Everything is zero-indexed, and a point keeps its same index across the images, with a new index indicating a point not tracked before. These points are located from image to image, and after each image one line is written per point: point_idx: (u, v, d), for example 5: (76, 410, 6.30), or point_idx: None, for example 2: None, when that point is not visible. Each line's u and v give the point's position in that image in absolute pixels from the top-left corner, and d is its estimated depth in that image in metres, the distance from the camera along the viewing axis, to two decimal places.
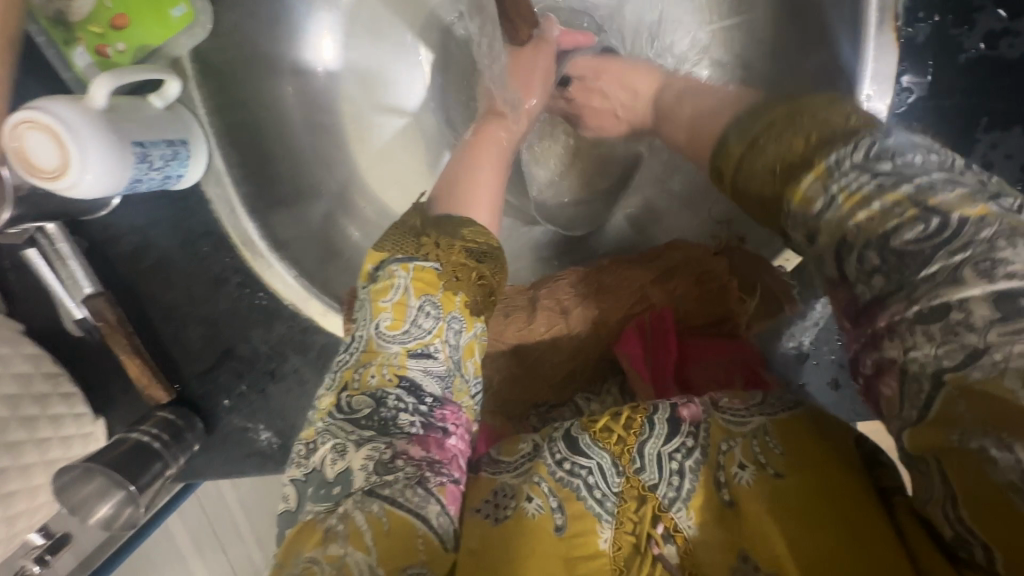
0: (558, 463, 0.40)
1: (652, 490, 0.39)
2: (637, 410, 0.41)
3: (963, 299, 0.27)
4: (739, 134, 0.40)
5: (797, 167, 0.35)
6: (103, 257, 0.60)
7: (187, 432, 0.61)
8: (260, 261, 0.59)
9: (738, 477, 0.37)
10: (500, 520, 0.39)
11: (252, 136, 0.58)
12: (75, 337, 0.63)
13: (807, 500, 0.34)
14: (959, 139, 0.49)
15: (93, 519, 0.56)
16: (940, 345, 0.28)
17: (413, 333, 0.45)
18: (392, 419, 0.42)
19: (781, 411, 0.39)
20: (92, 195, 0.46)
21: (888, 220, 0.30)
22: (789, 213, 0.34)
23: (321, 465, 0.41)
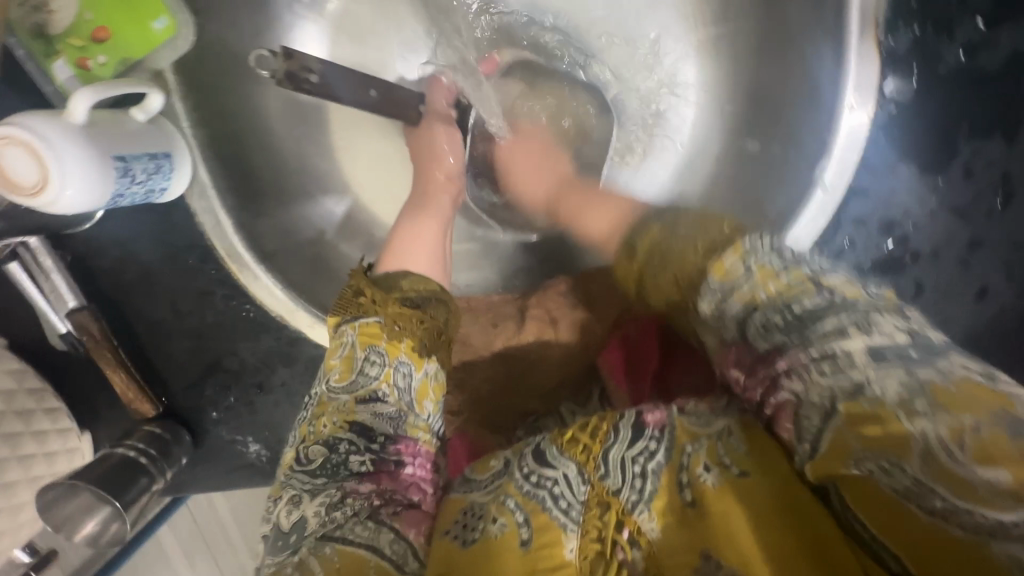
0: (526, 477, 0.40)
1: (614, 496, 0.39)
2: (604, 419, 0.41)
3: (846, 348, 0.34)
4: (641, 236, 0.52)
5: (697, 266, 0.44)
6: (86, 271, 0.59)
7: (175, 445, 0.61)
8: (247, 272, 0.58)
9: (703, 477, 0.36)
10: (468, 542, 0.39)
11: (239, 147, 0.58)
12: (60, 351, 0.62)
13: (763, 499, 0.34)
14: (940, 148, 0.50)
15: (79, 536, 0.56)
16: (834, 378, 0.33)
17: (360, 382, 0.47)
18: (345, 461, 0.45)
19: (748, 410, 0.39)
20: (73, 211, 0.45)
21: (791, 292, 0.38)
22: (710, 285, 0.42)
23: (279, 518, 0.43)
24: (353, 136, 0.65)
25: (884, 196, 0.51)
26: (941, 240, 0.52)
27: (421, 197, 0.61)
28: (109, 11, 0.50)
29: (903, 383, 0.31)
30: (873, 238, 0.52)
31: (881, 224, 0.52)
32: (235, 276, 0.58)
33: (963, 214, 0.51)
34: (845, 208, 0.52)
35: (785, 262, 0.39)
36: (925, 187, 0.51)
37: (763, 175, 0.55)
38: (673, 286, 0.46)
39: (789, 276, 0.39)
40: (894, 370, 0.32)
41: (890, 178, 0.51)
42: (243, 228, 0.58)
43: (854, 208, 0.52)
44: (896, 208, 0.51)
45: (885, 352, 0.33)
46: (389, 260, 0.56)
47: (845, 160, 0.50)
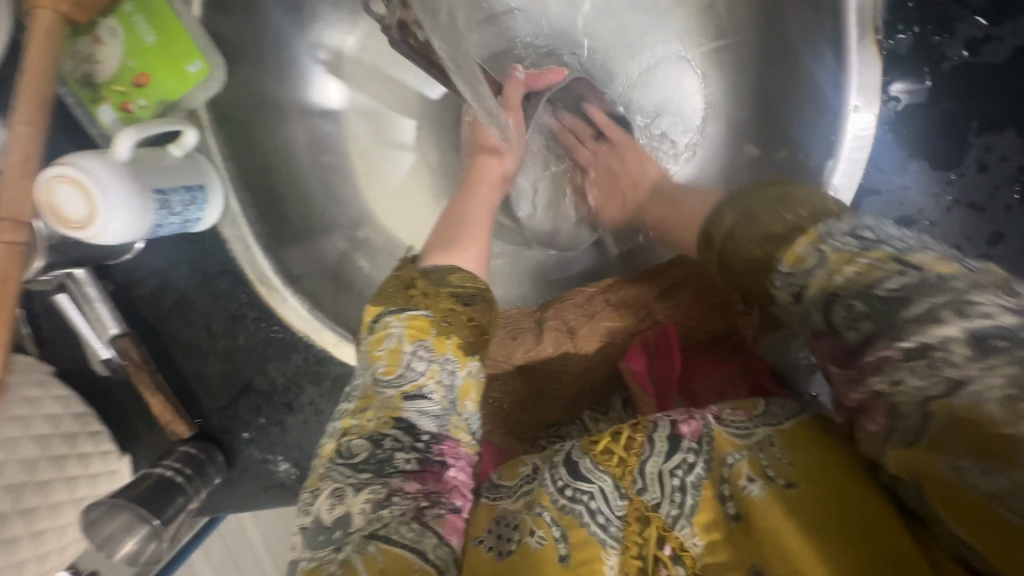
0: (561, 490, 0.41)
1: (656, 510, 0.39)
2: (638, 430, 0.42)
3: (943, 336, 0.29)
4: (716, 228, 0.45)
5: (772, 252, 0.38)
6: (127, 300, 0.63)
7: (208, 464, 0.64)
8: (275, 294, 0.61)
9: (746, 489, 0.36)
10: (505, 553, 0.40)
11: (266, 177, 0.61)
12: (103, 376, 0.65)
13: (819, 510, 0.34)
14: (951, 144, 0.50)
15: (119, 555, 0.57)
16: (925, 377, 0.30)
17: (407, 377, 0.47)
18: (389, 458, 0.44)
19: (788, 420, 0.39)
20: (115, 241, 0.48)
21: (871, 274, 0.33)
22: (783, 273, 0.37)
23: (318, 512, 0.42)
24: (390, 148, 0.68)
25: (897, 195, 0.51)
26: (961, 236, 0.51)
27: (467, 197, 0.61)
28: (147, 59, 0.53)
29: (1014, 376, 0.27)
30: None
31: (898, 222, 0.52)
32: (264, 299, 0.61)
33: (980, 210, 0.51)
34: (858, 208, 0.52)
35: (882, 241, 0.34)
36: (937, 183, 0.51)
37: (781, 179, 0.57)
38: (757, 250, 0.40)
39: (872, 257, 0.34)
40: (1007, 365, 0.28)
41: (901, 177, 0.51)
42: (271, 252, 0.60)
43: (866, 207, 0.52)
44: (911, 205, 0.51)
45: (997, 338, 0.29)
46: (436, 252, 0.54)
47: (854, 162, 0.50)
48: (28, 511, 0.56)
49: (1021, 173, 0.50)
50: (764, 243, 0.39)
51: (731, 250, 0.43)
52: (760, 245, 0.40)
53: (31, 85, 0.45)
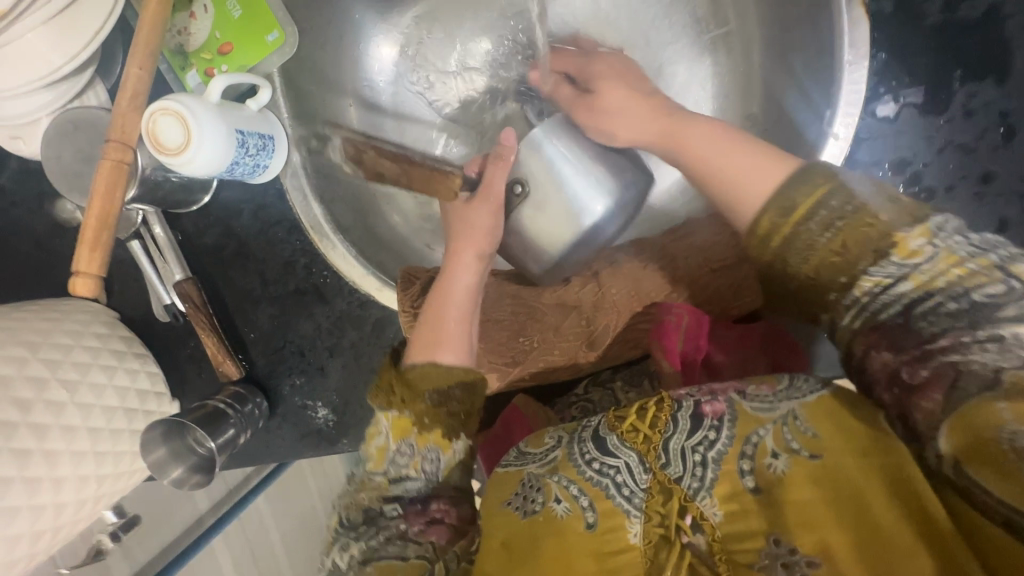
0: (588, 462, 0.48)
1: (677, 482, 0.45)
2: (662, 409, 0.47)
3: (1015, 332, 0.36)
4: (792, 205, 0.45)
5: (860, 256, 0.42)
6: (192, 251, 0.69)
7: (255, 406, 0.68)
8: (326, 241, 0.66)
9: (772, 466, 0.43)
10: (528, 513, 0.48)
11: (323, 139, 0.69)
12: (161, 323, 0.71)
13: (835, 481, 0.40)
14: (938, 91, 0.56)
15: (166, 479, 0.62)
16: (996, 357, 0.36)
17: (392, 466, 0.54)
18: (380, 513, 0.52)
19: (810, 394, 0.44)
20: (201, 169, 0.54)
21: (969, 279, 0.38)
22: (889, 263, 0.41)
23: (333, 564, 0.50)
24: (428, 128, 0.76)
25: (892, 139, 0.57)
26: (954, 175, 0.57)
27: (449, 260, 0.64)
28: (232, 30, 0.62)
29: None
30: (888, 179, 0.58)
31: (895, 164, 0.58)
32: (316, 246, 0.67)
33: (970, 150, 0.56)
34: (859, 152, 0.58)
35: (975, 249, 0.39)
36: (929, 127, 0.56)
37: (784, 140, 0.63)
38: (827, 261, 0.43)
39: (975, 264, 0.39)
40: None
41: (895, 123, 0.57)
42: (324, 203, 0.67)
43: (864, 151, 0.58)
44: (905, 148, 0.57)
45: None
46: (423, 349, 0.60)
47: (850, 111, 0.57)
48: (93, 432, 0.60)
49: (1005, 116, 0.55)
50: (835, 249, 0.43)
51: (797, 236, 0.45)
52: (828, 251, 0.43)
53: (145, 34, 0.53)
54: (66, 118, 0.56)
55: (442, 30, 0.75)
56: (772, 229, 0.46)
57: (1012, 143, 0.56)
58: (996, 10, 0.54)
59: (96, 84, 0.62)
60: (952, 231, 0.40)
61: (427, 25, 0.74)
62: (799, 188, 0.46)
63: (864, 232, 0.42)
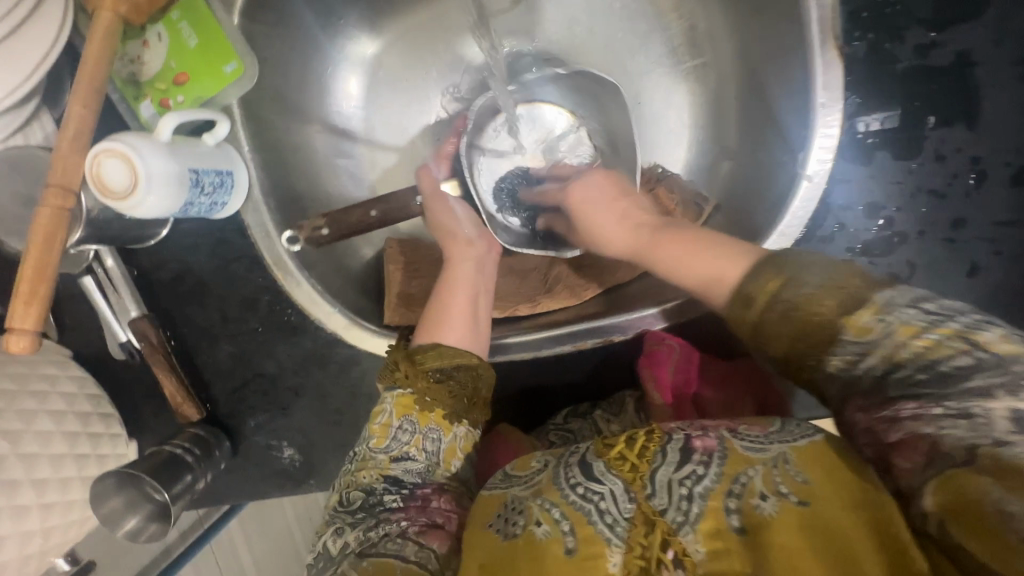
0: (573, 486, 0.45)
1: (660, 515, 0.42)
2: (651, 439, 0.45)
3: (987, 409, 0.34)
4: (756, 286, 0.42)
5: (827, 332, 0.40)
6: (148, 286, 0.66)
7: (216, 448, 0.66)
8: (289, 277, 0.64)
9: (760, 508, 0.40)
10: (509, 535, 0.45)
11: (288, 170, 0.66)
12: (117, 361, 0.68)
13: (827, 530, 0.37)
14: (910, 135, 0.55)
15: (122, 531, 0.59)
16: (969, 432, 0.34)
17: (394, 445, 0.57)
18: (380, 500, 0.54)
19: (800, 438, 0.43)
20: (151, 212, 0.52)
21: (936, 353, 0.36)
22: (844, 342, 0.39)
23: (324, 547, 0.53)
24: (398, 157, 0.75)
25: (864, 183, 0.57)
26: (924, 220, 0.56)
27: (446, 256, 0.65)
28: (189, 60, 0.60)
29: None
30: (860, 222, 0.57)
31: (867, 207, 0.57)
32: (279, 283, 0.65)
33: (941, 195, 0.56)
34: (831, 195, 0.58)
35: (931, 318, 0.37)
36: (900, 171, 0.56)
37: (754, 178, 0.63)
38: (797, 342, 0.41)
39: (937, 333, 0.37)
40: None
41: (867, 167, 0.56)
42: (288, 239, 0.64)
43: (837, 194, 0.57)
44: (877, 192, 0.57)
45: None
46: (432, 329, 0.60)
47: (823, 153, 0.56)
48: (40, 483, 0.58)
49: (975, 162, 0.55)
50: (796, 333, 0.41)
51: (766, 318, 0.42)
52: (793, 336, 0.41)
53: (88, 72, 0.50)
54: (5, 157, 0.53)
55: (412, 60, 0.74)
56: (744, 319, 0.43)
57: (983, 188, 0.55)
58: (967, 55, 0.54)
59: (42, 115, 0.59)
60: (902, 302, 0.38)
61: (397, 52, 0.73)
62: (760, 271, 0.43)
63: (814, 307, 0.40)
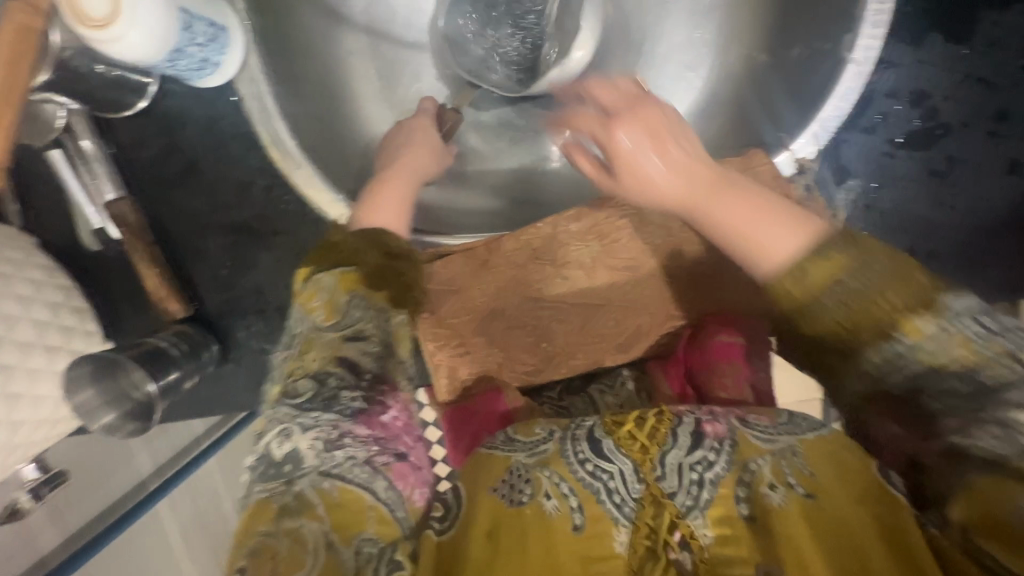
0: (581, 462, 0.41)
1: (669, 498, 0.40)
2: (661, 421, 0.42)
3: None
4: (812, 281, 0.37)
5: (875, 327, 0.35)
6: (126, 168, 0.59)
7: (204, 347, 0.60)
8: (289, 159, 0.57)
9: (768, 495, 0.38)
10: (515, 502, 0.40)
11: (281, 44, 0.58)
12: (91, 252, 0.61)
13: (833, 524, 0.36)
14: (965, 18, 0.53)
15: (96, 426, 0.54)
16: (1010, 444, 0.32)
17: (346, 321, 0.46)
18: None
19: (808, 430, 0.41)
20: (133, 52, 0.45)
21: (1005, 382, 0.32)
22: (899, 348, 0.34)
23: None
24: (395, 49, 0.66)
25: (913, 69, 0.54)
26: (968, 111, 0.54)
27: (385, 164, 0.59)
28: None
29: None
30: (904, 112, 0.55)
31: (912, 96, 0.54)
32: (277, 165, 0.58)
33: (990, 85, 0.54)
34: (876, 82, 0.55)
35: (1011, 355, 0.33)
36: (951, 57, 0.53)
37: (794, 74, 0.59)
38: (841, 334, 0.36)
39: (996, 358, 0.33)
40: None
41: (918, 51, 0.53)
42: (288, 118, 0.58)
43: (885, 81, 0.54)
44: (924, 80, 0.54)
45: None
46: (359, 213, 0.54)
47: (874, 35, 0.52)
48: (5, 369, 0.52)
49: None
50: (847, 323, 0.35)
51: (816, 313, 0.36)
52: (839, 325, 0.36)
53: None
54: None
55: None
56: (792, 304, 0.37)
57: None
58: None
59: None
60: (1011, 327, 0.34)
61: None
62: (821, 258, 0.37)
63: (881, 313, 0.35)
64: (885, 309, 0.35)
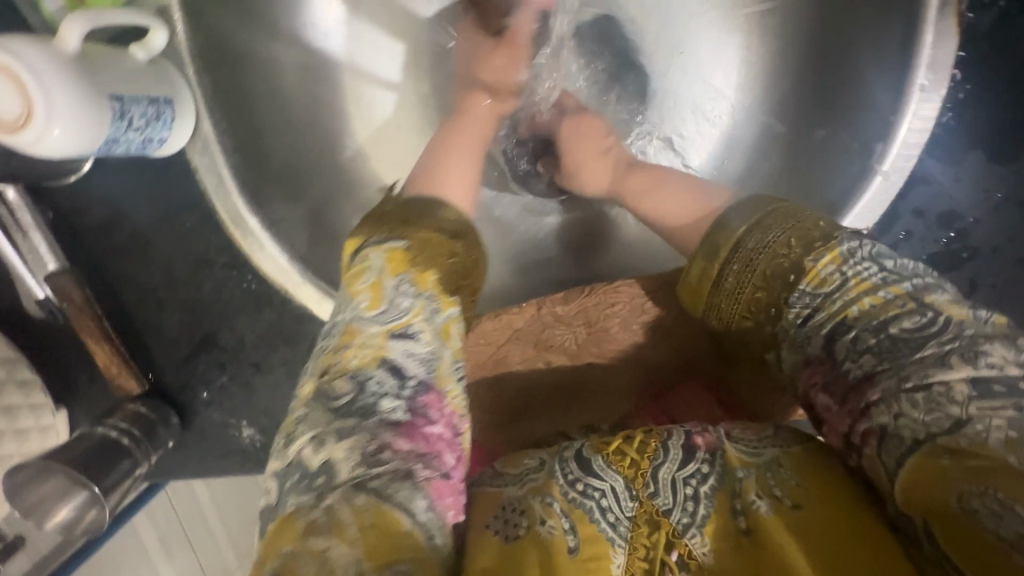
0: (571, 483, 0.38)
1: (665, 515, 0.37)
2: (650, 436, 0.39)
3: (946, 383, 0.32)
4: (724, 237, 0.45)
5: (789, 278, 0.40)
6: (72, 233, 0.53)
7: (161, 426, 0.56)
8: (250, 238, 0.52)
9: (755, 504, 0.35)
10: (511, 539, 0.36)
11: (244, 103, 0.52)
12: (36, 318, 0.56)
13: (818, 535, 0.33)
14: (1009, 136, 0.48)
15: (52, 524, 0.50)
16: (929, 414, 0.32)
17: (392, 313, 0.42)
18: (373, 407, 0.38)
19: (793, 443, 0.37)
20: (57, 153, 0.39)
21: (915, 328, 0.34)
22: (801, 292, 0.39)
23: (299, 460, 0.36)
24: (370, 96, 0.59)
25: (947, 186, 0.49)
26: (1002, 236, 0.49)
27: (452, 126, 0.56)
28: None
29: (1013, 421, 0.30)
30: (933, 232, 0.50)
31: (943, 216, 0.49)
32: (238, 241, 0.53)
33: None
34: (908, 195, 0.49)
35: (888, 277, 0.36)
36: (989, 176, 0.48)
37: (807, 163, 0.53)
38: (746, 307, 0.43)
39: (890, 293, 0.36)
40: (1006, 409, 0.30)
41: (955, 168, 0.48)
42: (250, 189, 0.52)
43: (915, 197, 0.49)
44: (958, 199, 0.49)
45: (994, 385, 0.31)
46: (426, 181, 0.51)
47: (908, 144, 0.47)
48: None
49: None
50: (759, 283, 0.42)
51: (725, 273, 0.44)
52: (754, 288, 0.42)
53: None
54: None
55: None
56: (704, 275, 0.45)
57: None
58: None
59: None
60: (865, 256, 0.38)
61: None
62: (742, 211, 0.45)
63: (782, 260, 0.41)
64: (793, 257, 0.40)
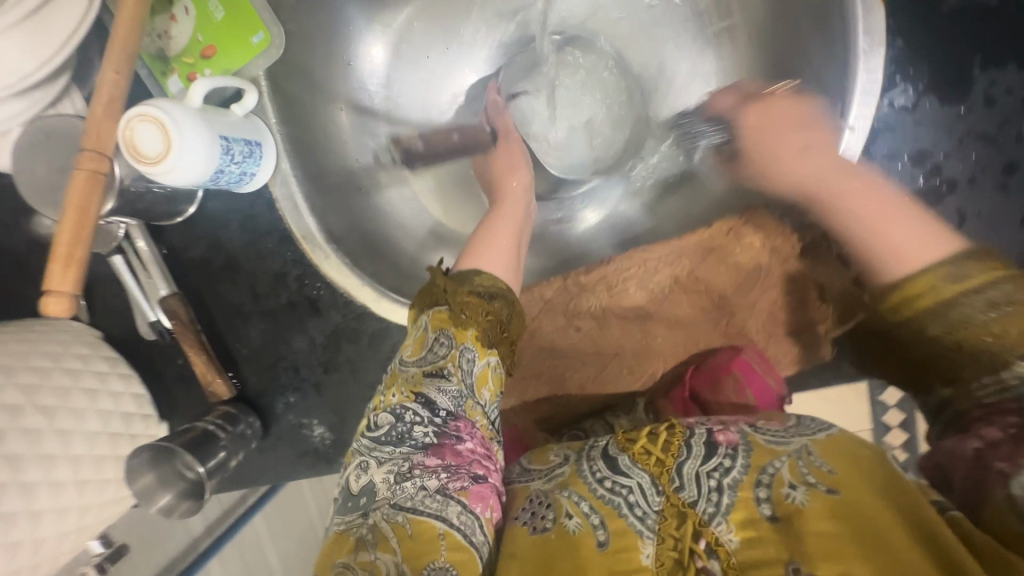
0: (600, 480, 0.48)
1: (692, 506, 0.45)
2: (676, 434, 0.48)
3: None
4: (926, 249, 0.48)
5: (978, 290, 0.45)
6: (177, 265, 0.66)
7: (247, 426, 0.65)
8: (318, 250, 0.64)
9: (789, 495, 0.43)
10: (542, 529, 0.47)
11: (310, 145, 0.65)
12: (147, 341, 0.68)
13: (855, 515, 0.40)
14: (960, 75, 0.53)
15: (154, 507, 0.58)
16: None
17: (429, 358, 0.53)
18: (410, 432, 0.50)
19: (819, 432, 0.46)
20: (184, 180, 0.52)
21: None
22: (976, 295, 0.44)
23: (350, 482, 0.49)
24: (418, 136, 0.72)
25: (909, 130, 0.55)
26: (975, 167, 0.54)
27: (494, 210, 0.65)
28: (213, 33, 0.59)
29: None
30: (907, 171, 0.55)
31: (913, 155, 0.55)
32: (308, 256, 0.64)
33: (992, 141, 0.54)
34: (874, 143, 0.56)
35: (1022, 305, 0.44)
36: (949, 116, 0.54)
37: None
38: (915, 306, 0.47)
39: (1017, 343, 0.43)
40: None
41: (914, 114, 0.54)
42: (317, 212, 0.64)
43: (882, 144, 0.55)
44: (926, 139, 0.55)
45: None
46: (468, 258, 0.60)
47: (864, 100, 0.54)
48: (76, 459, 0.56)
49: None
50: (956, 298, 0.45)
51: (934, 290, 0.46)
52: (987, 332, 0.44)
53: (118, 41, 0.49)
54: (39, 130, 0.53)
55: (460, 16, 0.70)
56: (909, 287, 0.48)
57: None
58: None
59: (72, 92, 0.58)
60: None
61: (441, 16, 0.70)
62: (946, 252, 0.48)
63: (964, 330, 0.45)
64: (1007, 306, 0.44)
